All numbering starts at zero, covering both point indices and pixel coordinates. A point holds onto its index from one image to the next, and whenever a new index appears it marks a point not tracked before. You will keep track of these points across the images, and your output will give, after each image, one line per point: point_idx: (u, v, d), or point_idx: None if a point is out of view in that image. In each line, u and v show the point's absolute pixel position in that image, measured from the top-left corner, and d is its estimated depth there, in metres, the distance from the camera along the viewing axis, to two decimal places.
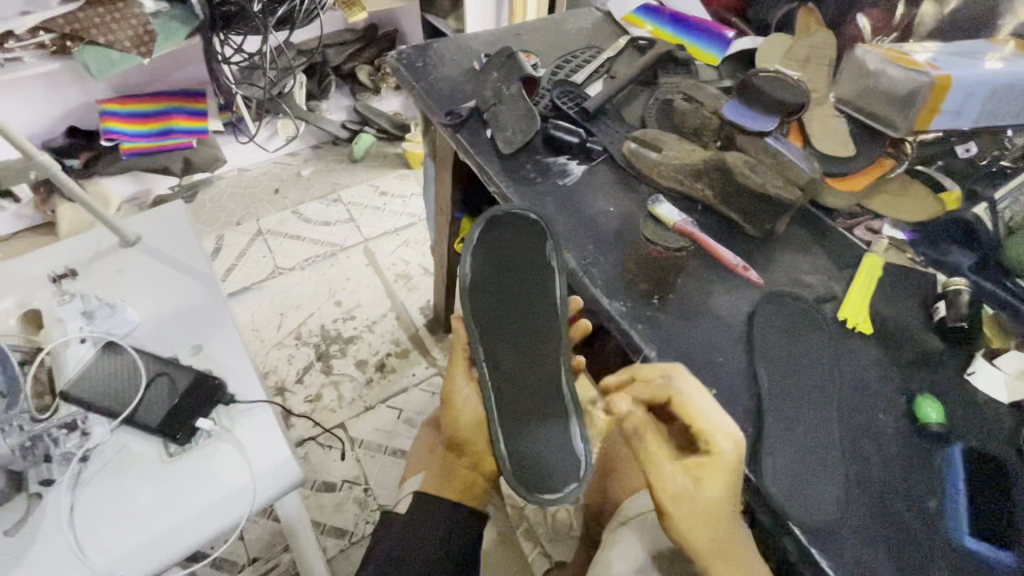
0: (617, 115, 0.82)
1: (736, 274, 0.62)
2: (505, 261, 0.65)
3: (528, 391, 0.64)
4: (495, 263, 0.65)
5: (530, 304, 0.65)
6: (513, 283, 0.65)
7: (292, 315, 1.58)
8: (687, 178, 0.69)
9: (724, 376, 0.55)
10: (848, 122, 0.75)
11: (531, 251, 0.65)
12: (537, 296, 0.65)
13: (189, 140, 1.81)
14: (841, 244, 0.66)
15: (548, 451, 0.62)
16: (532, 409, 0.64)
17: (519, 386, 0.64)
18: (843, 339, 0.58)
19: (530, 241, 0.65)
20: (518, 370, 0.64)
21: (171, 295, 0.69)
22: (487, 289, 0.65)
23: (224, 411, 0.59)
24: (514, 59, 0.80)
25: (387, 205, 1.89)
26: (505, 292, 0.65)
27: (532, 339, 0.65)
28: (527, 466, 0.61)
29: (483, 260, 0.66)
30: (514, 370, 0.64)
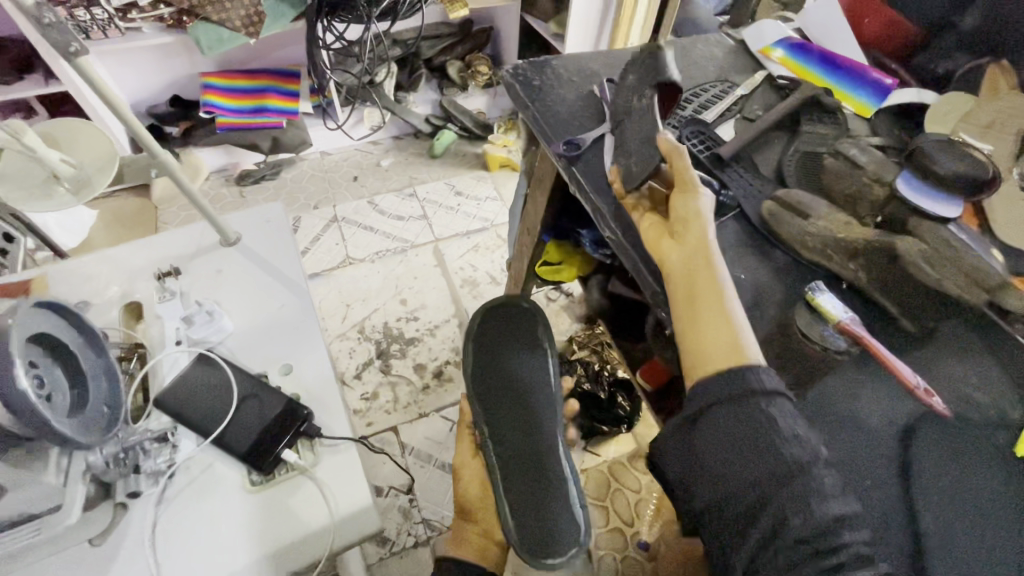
0: (752, 165, 0.74)
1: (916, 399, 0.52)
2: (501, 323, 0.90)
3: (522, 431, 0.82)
4: (491, 360, 0.88)
5: (521, 381, 0.85)
6: (502, 347, 0.88)
7: (357, 307, 1.58)
8: (836, 255, 0.61)
9: (874, 505, 0.47)
10: None
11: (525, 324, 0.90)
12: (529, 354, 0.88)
13: (279, 120, 1.82)
14: (1017, 357, 0.57)
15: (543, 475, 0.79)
16: (530, 473, 0.79)
17: (513, 425, 0.83)
18: (1019, 478, 0.49)
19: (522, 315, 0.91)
20: (515, 442, 0.81)
21: (266, 305, 0.67)
22: (483, 354, 0.88)
23: (307, 443, 0.56)
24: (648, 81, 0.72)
25: (461, 206, 1.86)
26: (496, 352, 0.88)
27: (517, 394, 0.85)
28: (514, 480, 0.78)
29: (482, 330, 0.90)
30: (512, 437, 0.82)
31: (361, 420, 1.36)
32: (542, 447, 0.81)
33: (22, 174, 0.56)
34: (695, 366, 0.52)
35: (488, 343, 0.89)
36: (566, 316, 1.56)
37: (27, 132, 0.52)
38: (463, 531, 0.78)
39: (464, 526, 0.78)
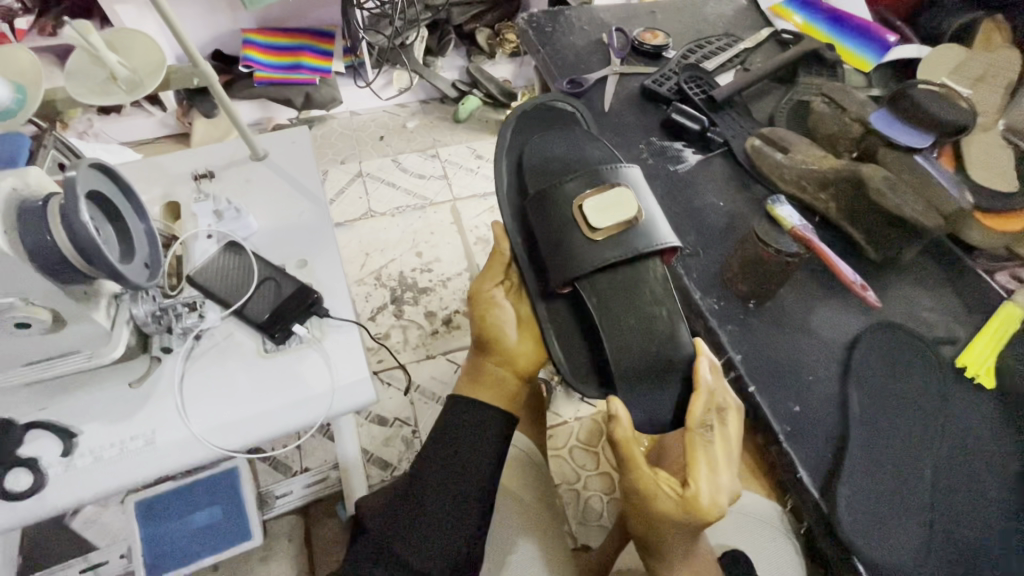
0: (745, 109, 0.78)
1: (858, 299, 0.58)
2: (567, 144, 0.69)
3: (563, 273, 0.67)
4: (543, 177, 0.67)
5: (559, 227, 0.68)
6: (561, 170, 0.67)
7: (375, 256, 1.66)
8: (810, 186, 0.65)
9: (811, 395, 0.52)
10: (1014, 154, 0.67)
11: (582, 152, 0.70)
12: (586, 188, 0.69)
13: (312, 77, 1.90)
14: (972, 287, 0.60)
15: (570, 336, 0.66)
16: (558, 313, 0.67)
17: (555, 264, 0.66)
18: (955, 386, 0.53)
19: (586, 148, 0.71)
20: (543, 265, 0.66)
21: (288, 211, 0.75)
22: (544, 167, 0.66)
23: (316, 321, 0.64)
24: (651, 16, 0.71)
25: (481, 169, 1.92)
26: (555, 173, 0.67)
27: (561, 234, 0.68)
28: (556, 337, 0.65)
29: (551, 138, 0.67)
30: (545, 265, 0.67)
31: (373, 357, 1.45)
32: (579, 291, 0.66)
33: (87, 75, 0.65)
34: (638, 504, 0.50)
35: (535, 158, 0.66)
36: None
37: (93, 33, 0.60)
38: (482, 363, 0.65)
39: (484, 357, 0.66)
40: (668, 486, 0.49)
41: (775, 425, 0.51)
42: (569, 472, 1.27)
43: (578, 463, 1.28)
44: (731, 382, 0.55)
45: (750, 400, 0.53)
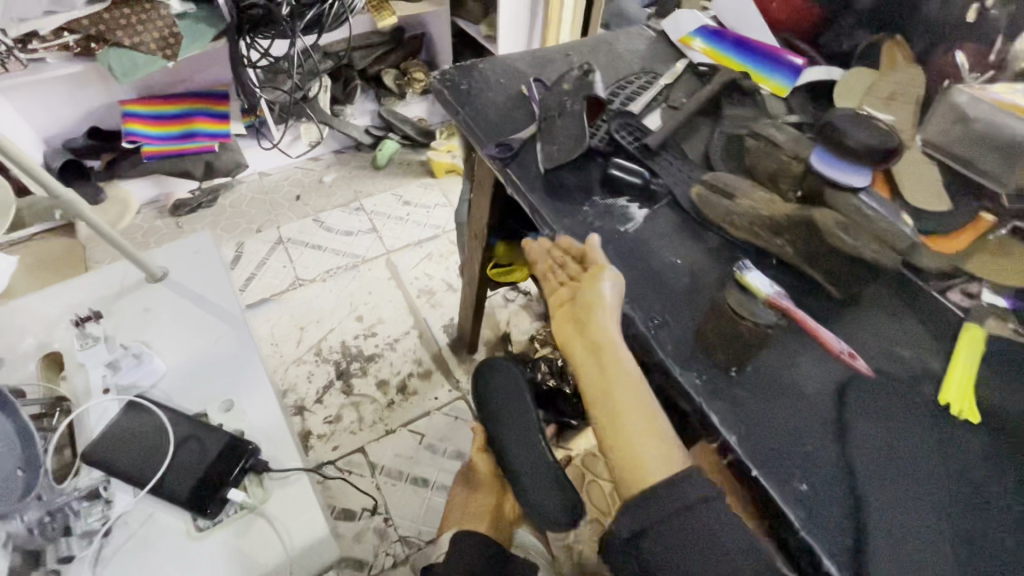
0: (680, 152, 0.75)
1: (842, 363, 0.55)
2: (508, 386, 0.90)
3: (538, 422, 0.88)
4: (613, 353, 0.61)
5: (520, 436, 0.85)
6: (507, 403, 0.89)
7: (311, 329, 1.53)
8: (763, 230, 0.63)
9: (815, 468, 0.49)
10: (938, 171, 0.69)
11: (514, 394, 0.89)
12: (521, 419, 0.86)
13: (211, 145, 1.75)
14: (934, 311, 0.60)
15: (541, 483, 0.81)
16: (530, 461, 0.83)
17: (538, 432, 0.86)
18: (944, 428, 0.52)
19: (521, 427, 0.86)
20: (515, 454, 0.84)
21: (201, 341, 0.64)
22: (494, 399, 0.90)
23: (255, 480, 0.55)
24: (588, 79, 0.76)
25: (410, 215, 1.84)
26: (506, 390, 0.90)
27: (524, 425, 0.86)
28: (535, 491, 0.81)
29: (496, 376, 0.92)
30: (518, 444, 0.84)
31: (327, 444, 1.32)
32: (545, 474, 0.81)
33: None
34: (631, 477, 0.50)
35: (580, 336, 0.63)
36: (526, 316, 1.57)
37: None
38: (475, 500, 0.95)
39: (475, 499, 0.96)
40: (586, 356, 0.56)
41: (788, 511, 0.47)
42: None
43: None
44: (733, 465, 0.51)
45: (757, 485, 0.49)
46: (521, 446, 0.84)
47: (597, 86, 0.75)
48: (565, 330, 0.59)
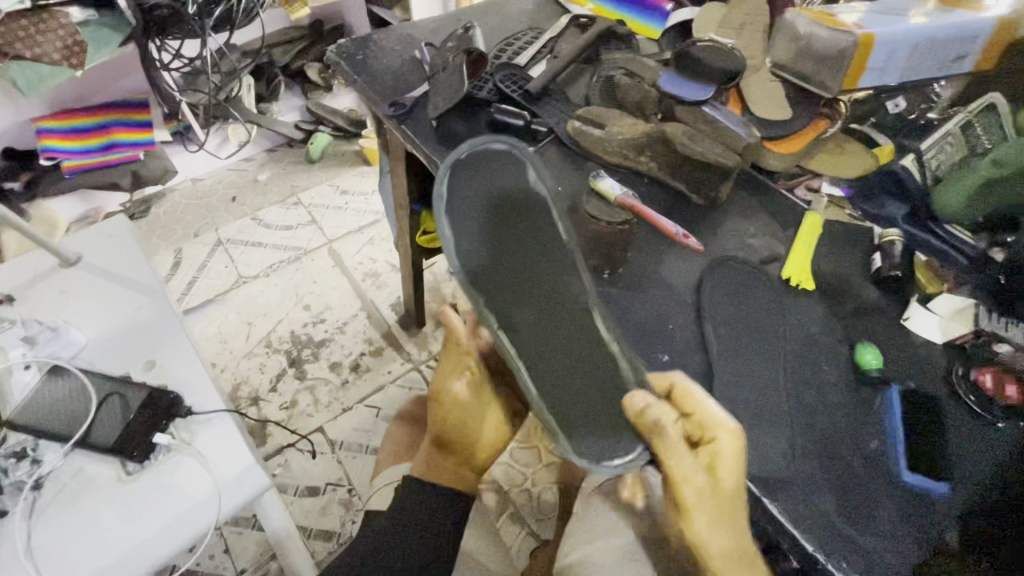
0: (562, 95, 0.82)
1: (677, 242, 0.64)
2: (495, 203, 0.61)
3: (552, 276, 0.59)
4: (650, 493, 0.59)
5: (538, 278, 0.59)
6: (516, 231, 0.60)
7: (259, 323, 1.55)
8: (630, 152, 0.70)
9: (674, 341, 0.57)
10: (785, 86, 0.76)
11: (525, 210, 0.61)
12: (540, 253, 0.59)
13: (137, 153, 1.73)
14: (782, 206, 0.68)
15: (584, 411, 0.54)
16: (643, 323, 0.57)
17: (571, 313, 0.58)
18: (786, 298, 0.60)
19: (542, 245, 0.59)
20: (535, 325, 0.57)
21: (120, 313, 0.67)
22: (484, 257, 0.59)
23: (181, 424, 0.58)
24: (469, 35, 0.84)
25: (349, 204, 1.86)
26: (500, 227, 0.60)
27: (537, 266, 0.59)
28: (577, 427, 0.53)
29: (474, 188, 0.61)
30: (527, 306, 0.58)
31: (285, 429, 1.35)
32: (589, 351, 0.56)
33: None
34: None
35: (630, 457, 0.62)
36: None
37: None
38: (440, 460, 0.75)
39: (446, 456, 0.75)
40: (686, 468, 0.47)
41: (652, 378, 0.54)
42: (516, 475, 1.29)
43: (522, 464, 1.31)
44: (608, 351, 0.58)
45: (626, 362, 0.56)
46: (520, 319, 0.57)
47: (477, 41, 0.82)
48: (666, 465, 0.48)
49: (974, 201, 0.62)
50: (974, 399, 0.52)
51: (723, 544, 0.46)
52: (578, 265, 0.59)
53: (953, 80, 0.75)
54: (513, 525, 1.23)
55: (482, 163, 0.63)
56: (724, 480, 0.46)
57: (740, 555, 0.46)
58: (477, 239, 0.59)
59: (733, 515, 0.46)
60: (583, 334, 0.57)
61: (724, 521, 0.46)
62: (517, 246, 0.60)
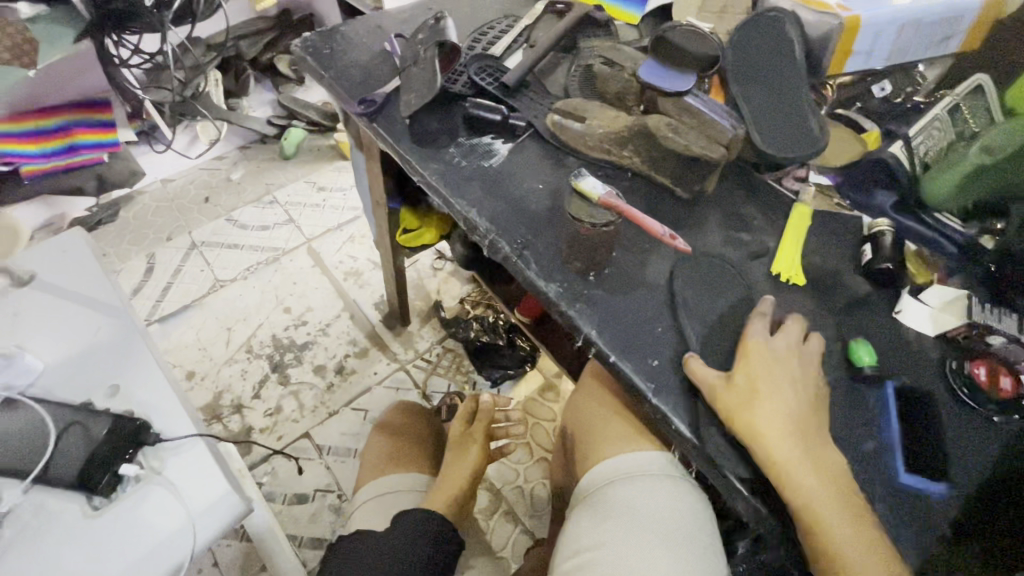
0: (540, 86, 0.78)
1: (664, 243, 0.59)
2: (768, 36, 0.69)
3: (779, 66, 0.68)
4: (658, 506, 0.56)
5: (790, 82, 0.67)
6: (774, 74, 0.68)
7: (239, 328, 1.51)
8: (612, 146, 0.67)
9: (662, 345, 0.55)
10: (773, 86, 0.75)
11: (786, 49, 0.68)
12: (786, 56, 0.68)
13: (98, 156, 1.67)
14: (769, 198, 0.66)
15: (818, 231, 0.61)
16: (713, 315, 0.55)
17: (784, 61, 0.68)
18: (778, 294, 0.58)
19: (788, 83, 0.67)
20: (768, 127, 0.66)
21: (79, 334, 0.63)
22: (751, 86, 0.68)
23: (150, 452, 0.55)
24: (440, 24, 0.79)
25: (327, 201, 1.81)
26: (768, 55, 0.69)
27: (780, 88, 0.67)
28: (703, 265, 0.60)
29: (766, 32, 0.69)
30: (770, 55, 0.69)
31: (270, 436, 1.32)
32: (801, 100, 0.67)
33: None
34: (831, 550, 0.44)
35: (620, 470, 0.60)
36: (455, 280, 1.58)
37: None
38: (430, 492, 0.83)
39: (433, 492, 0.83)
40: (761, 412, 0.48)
41: (641, 385, 0.52)
42: (508, 472, 1.28)
43: (514, 460, 1.30)
44: (595, 356, 0.56)
45: (615, 368, 0.54)
46: (748, 82, 0.68)
47: (449, 32, 0.77)
48: (727, 399, 0.49)
49: (964, 190, 0.61)
50: (966, 392, 0.51)
51: (815, 488, 0.45)
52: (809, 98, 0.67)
53: (938, 61, 0.73)
54: (506, 523, 1.22)
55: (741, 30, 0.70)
56: (769, 384, 0.49)
57: (832, 488, 0.46)
58: (758, 81, 0.68)
59: (820, 449, 0.47)
60: (776, 88, 0.67)
61: (825, 476, 0.46)
62: (761, 63, 0.69)
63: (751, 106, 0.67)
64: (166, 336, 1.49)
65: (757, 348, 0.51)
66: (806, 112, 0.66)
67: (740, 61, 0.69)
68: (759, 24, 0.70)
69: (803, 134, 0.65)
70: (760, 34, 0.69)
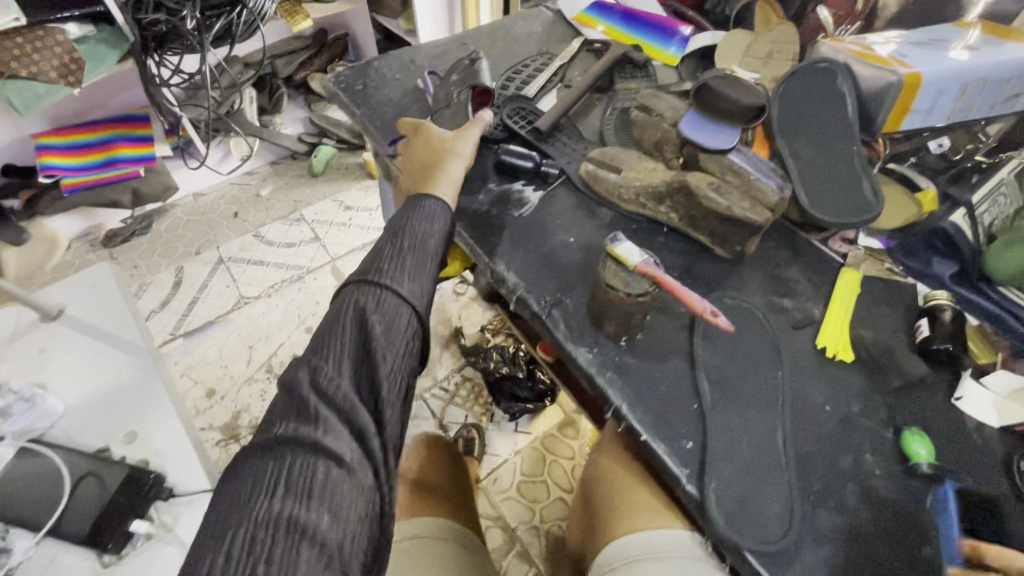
0: (574, 130, 0.76)
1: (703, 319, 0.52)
2: (818, 92, 0.66)
3: (829, 123, 0.65)
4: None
5: (840, 142, 0.64)
6: (823, 131, 0.65)
7: (261, 346, 1.51)
8: (648, 201, 0.65)
9: (697, 424, 0.51)
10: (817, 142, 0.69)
11: (836, 106, 0.65)
12: (836, 113, 0.65)
13: (137, 170, 1.67)
14: (815, 260, 0.63)
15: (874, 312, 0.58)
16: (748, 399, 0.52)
17: (834, 118, 0.65)
18: (825, 370, 0.54)
19: (841, 142, 0.64)
20: (816, 187, 0.62)
21: (101, 375, 0.69)
22: (799, 142, 0.65)
23: (162, 507, 0.62)
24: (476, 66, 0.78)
25: (353, 220, 1.81)
26: (818, 111, 0.66)
27: (830, 146, 0.64)
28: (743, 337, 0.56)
29: (817, 87, 0.66)
30: (820, 111, 0.66)
31: None
32: (852, 160, 0.63)
33: None
34: None
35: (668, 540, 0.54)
36: (477, 307, 1.56)
37: None
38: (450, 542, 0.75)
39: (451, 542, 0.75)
40: None
41: (675, 469, 0.48)
42: (522, 510, 1.25)
43: (529, 499, 1.27)
44: (625, 431, 0.52)
45: (647, 448, 0.50)
46: (796, 138, 0.65)
47: (483, 75, 0.76)
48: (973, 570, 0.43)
49: None
50: None
51: None
52: (861, 158, 0.64)
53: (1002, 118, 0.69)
54: (519, 566, 1.18)
55: (790, 83, 0.67)
56: None
57: None
58: (806, 137, 0.65)
59: None
60: (825, 145, 0.64)
61: None
62: (811, 119, 0.66)
63: (798, 161, 0.64)
64: (189, 351, 1.50)
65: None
66: (859, 172, 0.63)
67: (787, 116, 0.66)
68: (809, 79, 0.67)
69: (856, 194, 0.61)
70: (810, 89, 0.67)
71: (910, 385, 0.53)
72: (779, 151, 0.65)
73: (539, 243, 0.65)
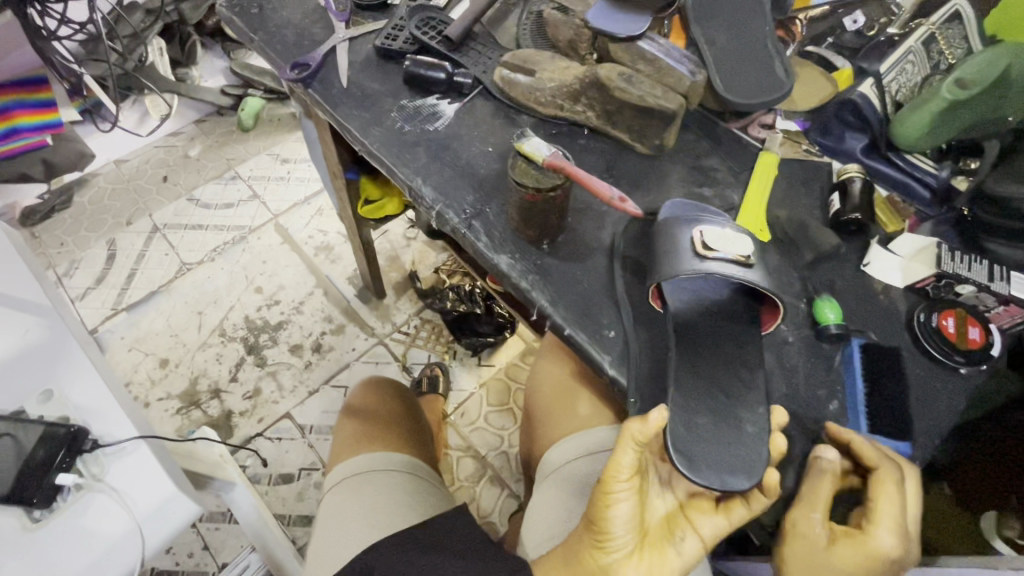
0: (489, 37, 0.72)
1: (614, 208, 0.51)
2: None
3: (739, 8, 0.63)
4: None
5: (752, 27, 0.63)
6: (734, 17, 0.63)
7: (210, 311, 1.47)
8: (564, 101, 0.62)
9: (616, 315, 0.52)
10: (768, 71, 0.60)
11: None
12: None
13: (43, 139, 1.53)
14: (734, 147, 0.62)
15: (790, 198, 0.59)
16: None
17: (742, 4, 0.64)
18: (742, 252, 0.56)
19: (752, 24, 0.63)
20: (731, 75, 0.61)
21: (5, 336, 0.58)
22: (711, 29, 0.63)
23: (90, 459, 0.52)
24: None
25: (292, 173, 1.73)
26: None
27: (743, 29, 0.63)
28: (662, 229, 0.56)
29: None
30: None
31: (252, 419, 1.32)
32: (765, 43, 0.62)
33: None
34: None
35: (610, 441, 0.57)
36: (429, 250, 1.52)
37: None
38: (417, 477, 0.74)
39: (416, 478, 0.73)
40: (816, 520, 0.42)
41: (600, 359, 0.50)
42: (492, 438, 1.29)
43: (497, 427, 1.30)
44: (551, 330, 0.53)
45: (571, 342, 0.51)
46: (709, 25, 0.63)
47: None
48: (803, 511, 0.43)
49: (936, 130, 0.57)
50: (941, 348, 0.48)
51: None
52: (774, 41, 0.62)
53: None
54: (493, 488, 1.24)
55: None
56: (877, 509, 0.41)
57: None
58: (717, 23, 0.63)
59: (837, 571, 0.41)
60: (738, 30, 0.62)
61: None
62: (722, 6, 0.64)
63: (713, 49, 0.62)
64: (135, 325, 1.45)
65: (889, 496, 0.41)
66: (773, 54, 0.62)
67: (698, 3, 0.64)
68: None
69: (774, 75, 0.61)
70: None
71: (823, 258, 0.55)
72: (694, 39, 0.62)
73: (457, 156, 0.62)
